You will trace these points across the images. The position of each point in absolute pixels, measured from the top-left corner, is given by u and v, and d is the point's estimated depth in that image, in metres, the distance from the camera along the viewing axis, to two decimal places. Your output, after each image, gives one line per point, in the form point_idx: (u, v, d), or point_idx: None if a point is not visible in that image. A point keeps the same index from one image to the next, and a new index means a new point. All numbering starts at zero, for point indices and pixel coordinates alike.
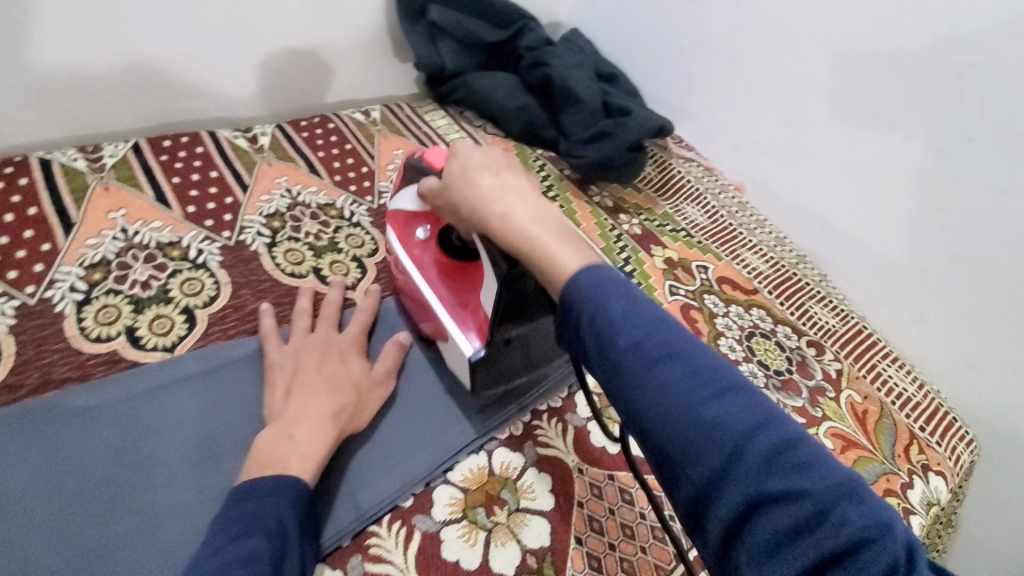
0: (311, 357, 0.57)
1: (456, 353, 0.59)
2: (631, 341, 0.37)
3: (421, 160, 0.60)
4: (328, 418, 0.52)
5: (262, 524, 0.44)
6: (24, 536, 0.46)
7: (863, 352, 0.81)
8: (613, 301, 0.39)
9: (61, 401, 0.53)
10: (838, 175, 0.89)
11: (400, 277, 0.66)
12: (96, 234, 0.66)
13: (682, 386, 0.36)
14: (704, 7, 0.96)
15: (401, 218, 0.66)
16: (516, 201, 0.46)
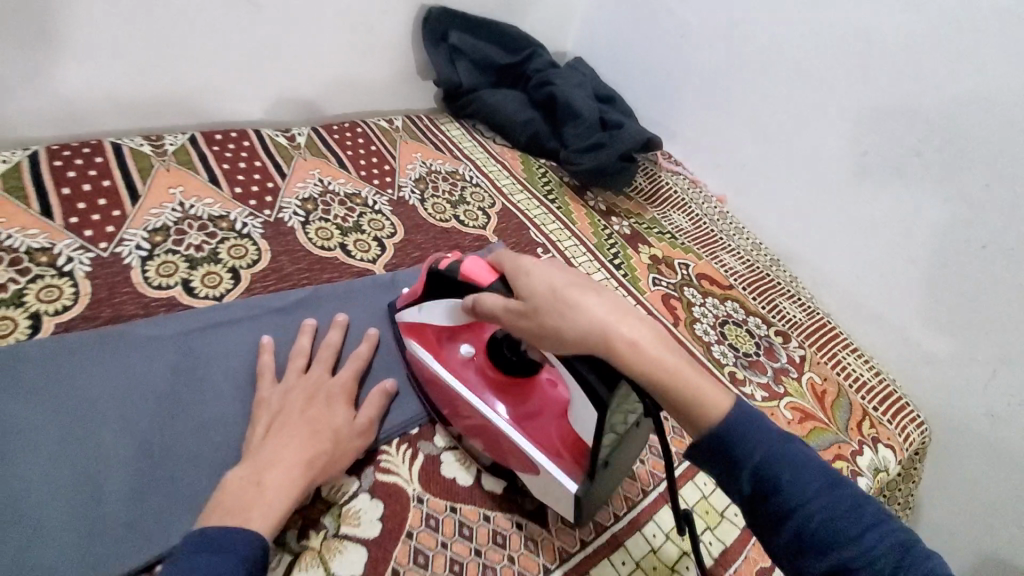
0: (297, 404, 0.56)
1: (553, 486, 0.56)
2: (804, 494, 0.44)
3: (460, 274, 0.58)
4: (299, 465, 0.51)
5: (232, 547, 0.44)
6: (95, 438, 0.55)
7: (825, 343, 0.91)
8: (781, 455, 0.45)
9: (128, 332, 0.62)
10: (808, 189, 1.00)
11: (452, 406, 0.62)
12: (158, 205, 0.77)
13: (859, 536, 0.42)
14: (692, 42, 1.09)
15: (433, 334, 0.64)
16: (634, 321, 0.49)
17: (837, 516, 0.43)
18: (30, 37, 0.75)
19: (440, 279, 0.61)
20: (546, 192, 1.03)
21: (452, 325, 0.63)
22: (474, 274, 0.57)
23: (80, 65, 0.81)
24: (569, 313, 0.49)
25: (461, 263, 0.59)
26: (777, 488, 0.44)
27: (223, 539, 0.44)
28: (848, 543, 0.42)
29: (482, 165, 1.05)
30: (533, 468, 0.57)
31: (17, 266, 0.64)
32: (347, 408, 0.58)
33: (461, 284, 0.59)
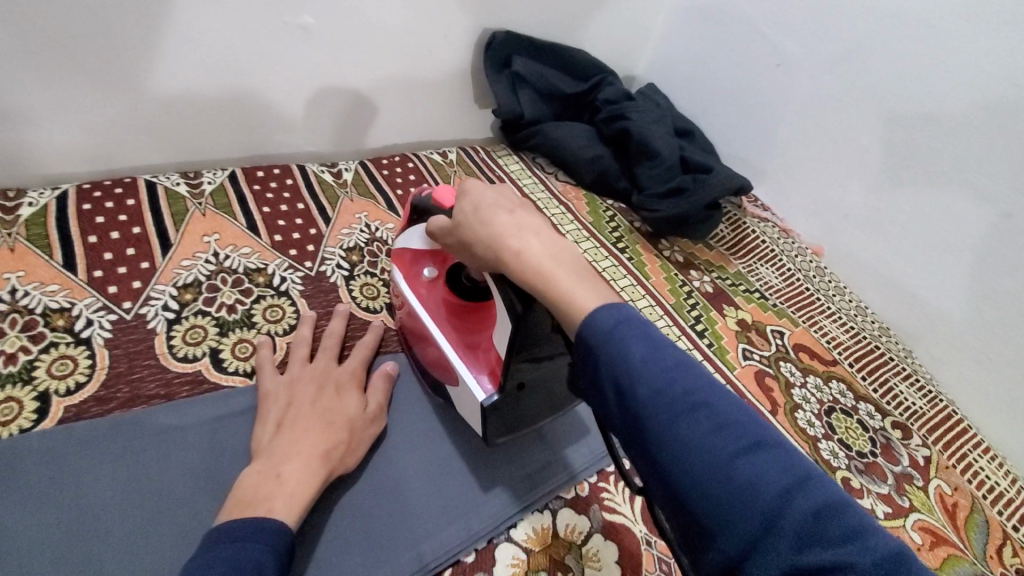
0: (308, 388, 0.56)
1: (468, 398, 0.56)
2: (653, 387, 0.36)
3: (430, 200, 0.59)
4: (317, 458, 0.50)
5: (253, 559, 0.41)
6: (99, 559, 0.46)
7: (954, 440, 0.76)
8: (639, 351, 0.37)
9: (151, 418, 0.54)
10: (926, 249, 0.86)
11: (407, 318, 0.63)
12: (190, 256, 0.69)
13: (711, 440, 0.34)
14: (790, 71, 0.96)
15: (407, 254, 0.65)
16: (531, 236, 0.44)
17: (690, 420, 0.35)
18: (66, 67, 0.68)
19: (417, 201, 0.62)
20: (615, 240, 0.92)
21: (425, 249, 0.63)
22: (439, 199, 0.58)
23: (117, 97, 0.74)
24: (474, 224, 0.46)
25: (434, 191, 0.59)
26: (630, 388, 0.36)
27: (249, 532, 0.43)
28: (701, 449, 0.34)
29: (544, 206, 0.94)
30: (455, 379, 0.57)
31: (30, 332, 0.57)
32: (359, 391, 0.58)
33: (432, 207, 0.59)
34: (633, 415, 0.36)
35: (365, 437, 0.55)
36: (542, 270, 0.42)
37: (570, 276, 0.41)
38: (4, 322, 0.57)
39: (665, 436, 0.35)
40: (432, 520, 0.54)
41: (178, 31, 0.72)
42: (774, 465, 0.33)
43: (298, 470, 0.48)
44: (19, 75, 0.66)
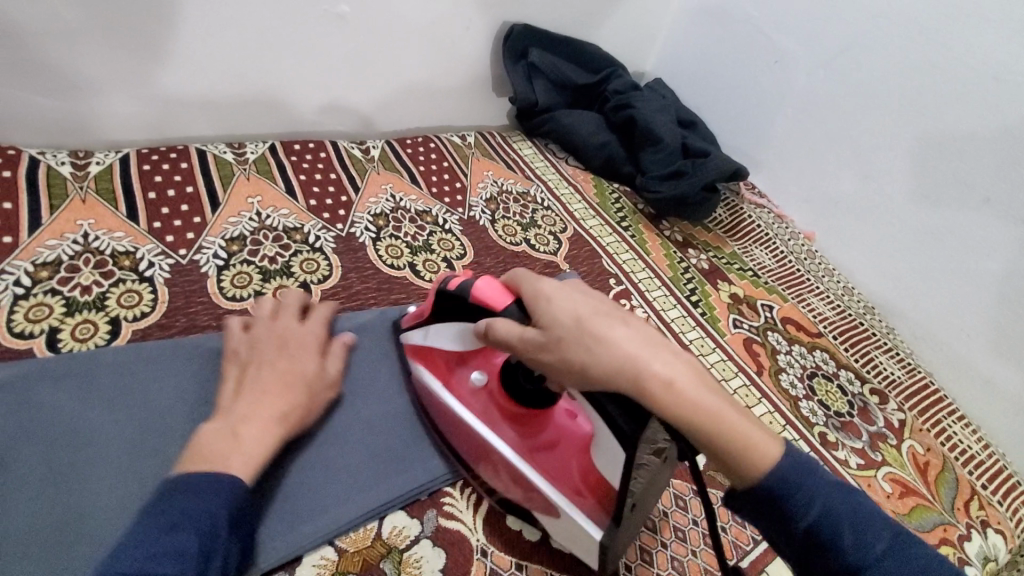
0: (269, 349, 0.57)
1: (573, 527, 0.52)
2: (841, 533, 0.41)
3: (474, 299, 0.53)
4: (276, 417, 0.51)
5: (196, 522, 0.42)
6: (166, 455, 0.54)
7: (927, 407, 0.83)
8: (814, 493, 0.42)
9: (205, 344, 0.62)
10: (910, 234, 0.92)
11: (462, 439, 0.58)
12: (236, 213, 0.77)
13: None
14: (788, 68, 1.03)
15: (442, 359, 0.61)
16: (662, 355, 0.45)
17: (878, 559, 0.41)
18: (133, 42, 0.77)
19: (449, 301, 0.57)
20: (619, 219, 0.99)
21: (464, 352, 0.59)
22: (488, 298, 0.52)
23: (174, 71, 0.82)
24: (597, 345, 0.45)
25: (472, 285, 0.54)
26: (806, 509, 0.42)
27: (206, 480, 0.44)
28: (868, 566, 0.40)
29: (555, 187, 1.02)
30: (550, 507, 0.53)
31: (102, 269, 0.66)
32: (318, 355, 0.59)
33: (476, 308, 0.54)
34: (808, 537, 0.42)
35: (323, 391, 0.57)
36: (684, 396, 0.43)
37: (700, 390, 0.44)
38: (79, 260, 0.66)
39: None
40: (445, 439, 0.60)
41: (232, 14, 0.81)
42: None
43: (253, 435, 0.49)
44: (97, 49, 0.75)
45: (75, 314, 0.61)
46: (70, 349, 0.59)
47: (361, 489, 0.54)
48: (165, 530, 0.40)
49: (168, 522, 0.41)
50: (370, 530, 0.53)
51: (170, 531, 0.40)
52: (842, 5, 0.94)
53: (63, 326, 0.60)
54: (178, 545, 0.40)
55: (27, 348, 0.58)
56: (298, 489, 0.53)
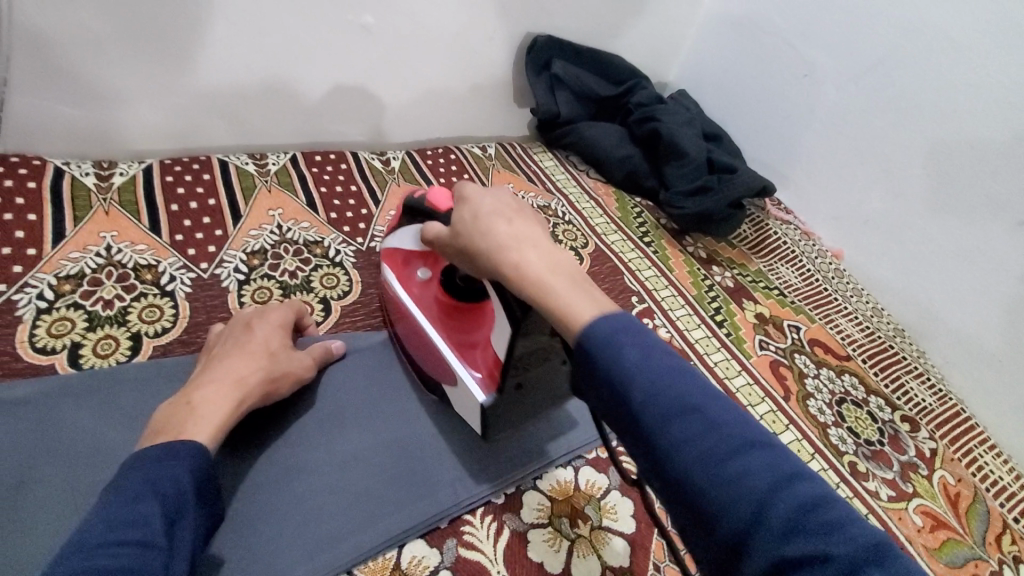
0: (234, 331, 0.59)
1: (466, 396, 0.57)
2: (643, 390, 0.36)
3: (424, 201, 0.58)
4: (232, 380, 0.53)
5: (158, 490, 0.43)
6: None
7: (959, 435, 0.80)
8: (626, 350, 0.38)
9: None
10: (942, 253, 0.90)
11: (401, 321, 0.64)
12: (257, 226, 0.76)
13: (700, 441, 0.35)
14: (817, 81, 1.00)
15: (399, 255, 0.66)
16: (529, 248, 0.44)
17: (682, 424, 0.35)
18: (156, 52, 0.77)
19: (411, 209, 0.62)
20: (641, 234, 0.97)
21: (416, 249, 0.64)
22: (435, 202, 0.57)
23: (196, 81, 0.82)
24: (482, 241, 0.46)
25: (427, 193, 0.59)
26: (623, 386, 0.37)
27: (164, 450, 0.45)
28: (691, 454, 0.35)
29: (576, 201, 1.00)
30: (452, 378, 0.58)
31: (124, 283, 0.65)
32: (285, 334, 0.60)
33: (426, 210, 0.58)
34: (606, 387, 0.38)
35: (290, 368, 0.58)
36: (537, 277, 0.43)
37: (568, 286, 0.42)
38: (102, 273, 0.66)
39: (657, 439, 0.36)
40: (464, 465, 0.59)
41: (255, 24, 0.81)
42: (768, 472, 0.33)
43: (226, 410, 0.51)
44: (122, 59, 0.76)
45: (96, 329, 0.61)
46: (91, 364, 0.59)
47: (381, 515, 0.54)
48: (126, 502, 0.41)
49: (134, 490, 0.42)
50: (388, 559, 0.52)
51: (132, 503, 0.42)
52: (875, 15, 0.92)
53: (84, 341, 0.60)
54: (138, 513, 0.41)
55: (49, 364, 0.58)
56: (319, 517, 0.53)
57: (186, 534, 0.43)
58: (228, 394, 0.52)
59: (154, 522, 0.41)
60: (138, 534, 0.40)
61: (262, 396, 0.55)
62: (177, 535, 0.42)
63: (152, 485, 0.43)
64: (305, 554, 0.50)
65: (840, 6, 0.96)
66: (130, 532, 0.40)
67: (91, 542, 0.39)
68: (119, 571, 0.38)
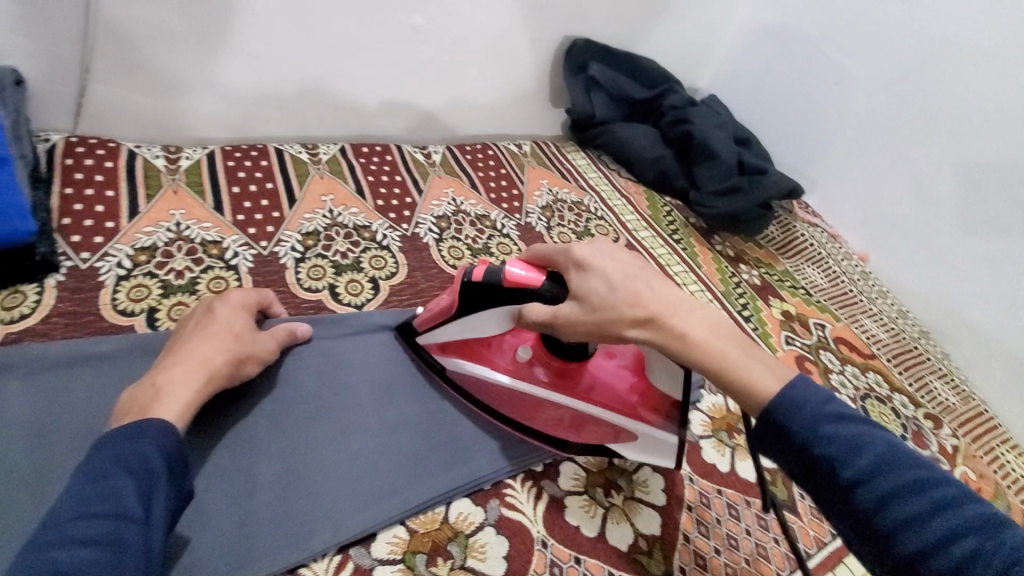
0: (195, 314, 0.58)
1: (652, 444, 0.60)
2: (860, 469, 0.40)
3: (508, 283, 0.56)
4: (197, 361, 0.53)
5: (126, 465, 0.43)
6: (252, 430, 0.56)
7: (982, 434, 0.83)
8: (829, 430, 0.41)
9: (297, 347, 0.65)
10: (969, 258, 0.92)
11: (519, 405, 0.63)
12: (311, 210, 0.81)
13: (929, 517, 0.38)
14: (848, 88, 1.03)
15: (476, 344, 0.64)
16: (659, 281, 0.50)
17: (904, 501, 0.39)
18: (223, 44, 0.83)
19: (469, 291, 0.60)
20: (671, 232, 1.00)
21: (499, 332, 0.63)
22: (521, 280, 0.55)
23: (257, 73, 0.88)
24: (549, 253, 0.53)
25: (504, 274, 0.57)
26: (838, 466, 0.40)
27: (130, 429, 0.45)
28: (919, 530, 0.38)
29: (608, 198, 1.04)
30: (630, 435, 0.61)
31: (193, 256, 0.71)
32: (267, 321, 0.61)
33: (505, 290, 0.57)
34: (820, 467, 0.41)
35: (254, 351, 0.58)
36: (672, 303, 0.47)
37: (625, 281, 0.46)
38: (173, 247, 0.71)
39: (880, 516, 0.39)
40: (503, 435, 0.63)
41: (316, 23, 0.86)
42: (996, 542, 0.36)
43: (204, 385, 0.52)
44: (190, 50, 0.81)
45: (170, 296, 0.66)
46: (166, 327, 0.64)
47: (432, 475, 0.58)
48: (94, 478, 0.42)
49: (102, 467, 0.42)
50: (437, 514, 0.55)
51: (103, 479, 0.42)
52: (906, 26, 0.94)
53: (160, 306, 0.65)
54: (110, 487, 0.41)
55: (130, 325, 0.63)
56: (376, 473, 0.57)
57: (161, 507, 0.43)
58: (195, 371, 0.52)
59: (124, 498, 0.41)
60: (109, 507, 0.41)
61: (228, 375, 0.55)
62: (151, 508, 0.43)
63: (120, 461, 0.43)
64: (365, 505, 0.54)
65: (872, 16, 0.98)
66: (101, 506, 0.40)
67: (62, 517, 0.39)
68: (91, 543, 0.39)
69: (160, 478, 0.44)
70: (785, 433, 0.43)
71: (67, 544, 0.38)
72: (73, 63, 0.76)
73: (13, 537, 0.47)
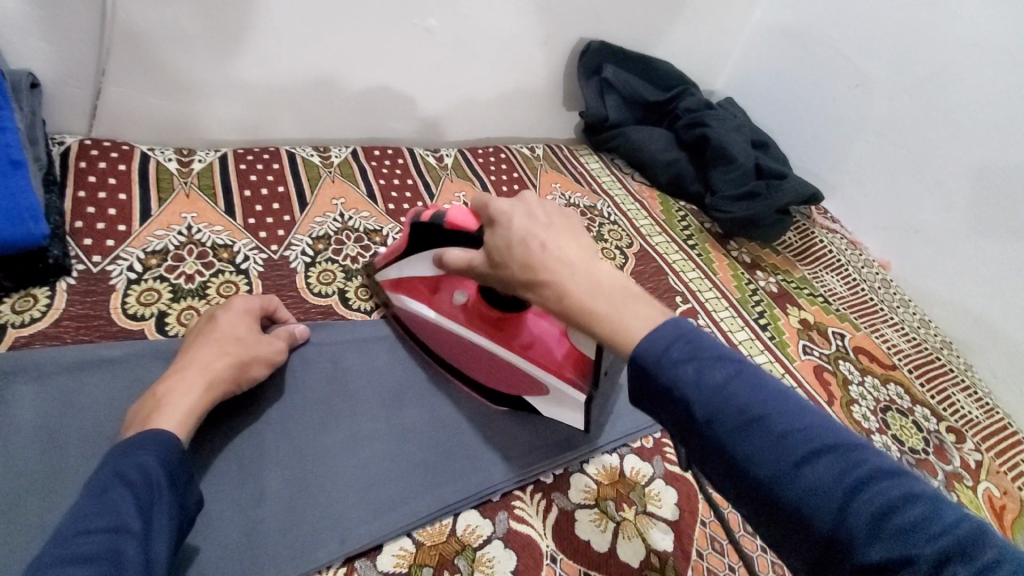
0: (200, 322, 0.59)
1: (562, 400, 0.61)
2: (710, 406, 0.37)
3: (446, 224, 0.56)
4: (199, 367, 0.53)
5: (125, 478, 0.43)
6: (260, 437, 0.56)
7: (1006, 450, 0.80)
8: (681, 367, 0.38)
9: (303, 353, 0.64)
10: (996, 267, 0.89)
11: (455, 349, 0.64)
12: (322, 214, 0.81)
13: (773, 450, 0.35)
14: (870, 91, 1.00)
15: (422, 285, 0.65)
16: None
17: (752, 435, 0.35)
18: (235, 48, 0.82)
19: (420, 229, 0.60)
20: (686, 237, 0.98)
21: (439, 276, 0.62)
22: (455, 221, 0.56)
23: (269, 76, 0.88)
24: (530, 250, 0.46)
25: (444, 215, 0.57)
26: (689, 405, 0.37)
27: (130, 444, 0.45)
28: (765, 462, 0.35)
29: (622, 202, 1.02)
30: (541, 389, 0.61)
31: (203, 260, 0.70)
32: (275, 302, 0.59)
33: (445, 232, 0.57)
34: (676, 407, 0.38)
35: (261, 353, 0.58)
36: None
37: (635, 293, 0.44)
38: (184, 250, 0.71)
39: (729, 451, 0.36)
40: (513, 444, 0.62)
41: (327, 26, 0.86)
42: (839, 468, 0.34)
43: (204, 393, 0.52)
44: (201, 52, 0.81)
45: (180, 301, 0.66)
46: (175, 331, 0.64)
47: (439, 486, 0.57)
48: (95, 493, 0.42)
49: (102, 482, 0.42)
50: (444, 525, 0.54)
51: (101, 494, 0.42)
52: (932, 26, 0.91)
53: (169, 311, 0.65)
54: (109, 501, 0.41)
55: (139, 329, 0.63)
56: (383, 483, 0.56)
57: (163, 521, 0.43)
58: (202, 380, 0.52)
59: (122, 513, 0.41)
60: (106, 522, 0.40)
61: (234, 378, 0.55)
62: (152, 522, 0.42)
63: (117, 476, 0.43)
64: (371, 516, 0.53)
65: (895, 17, 0.96)
66: (98, 522, 0.40)
67: (64, 533, 0.39)
68: (85, 560, 0.38)
69: (161, 492, 0.44)
70: (647, 375, 0.40)
71: (65, 561, 0.38)
72: (88, 67, 0.76)
73: (22, 544, 0.47)
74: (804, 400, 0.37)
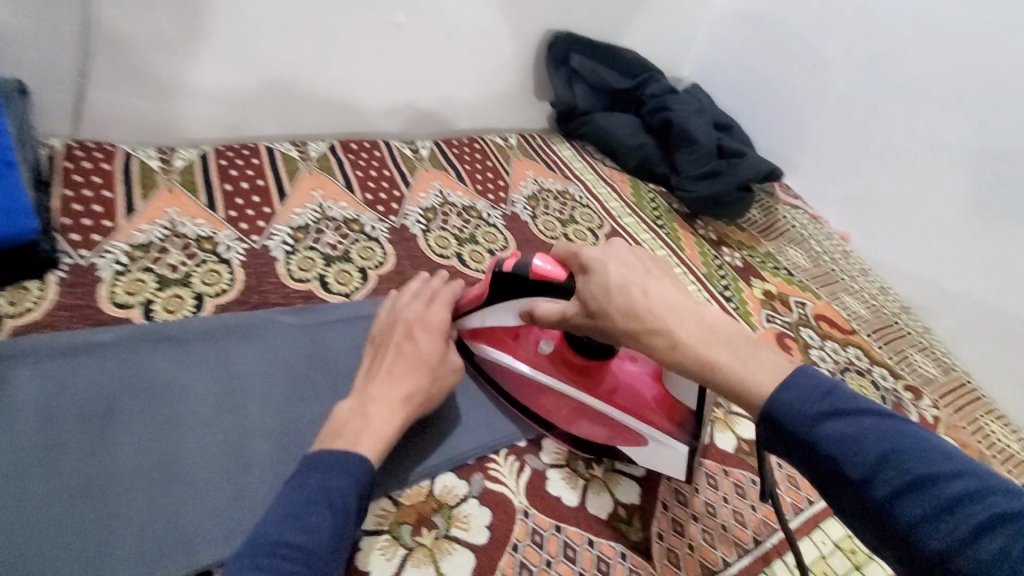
0: (397, 335, 0.59)
1: (658, 450, 0.60)
2: (864, 469, 0.41)
3: (535, 280, 0.58)
4: (400, 398, 0.54)
5: (327, 497, 0.45)
6: (246, 410, 0.60)
7: (964, 405, 0.84)
8: (826, 427, 0.42)
9: (271, 325, 0.68)
10: (950, 234, 0.94)
11: (540, 396, 0.65)
12: (301, 205, 0.84)
13: (934, 509, 0.38)
14: (827, 71, 1.05)
15: (504, 333, 0.66)
16: None
17: (906, 494, 0.39)
18: (211, 47, 0.85)
19: (502, 286, 0.61)
20: (655, 217, 1.02)
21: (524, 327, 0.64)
22: (544, 272, 0.57)
23: (249, 74, 0.91)
24: (632, 292, 0.51)
25: (530, 269, 0.58)
26: (841, 466, 0.42)
27: (338, 459, 0.48)
28: (925, 521, 0.38)
29: (593, 187, 1.06)
30: (637, 438, 0.61)
31: (187, 251, 0.73)
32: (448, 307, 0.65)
33: (532, 285, 0.59)
34: (826, 467, 0.42)
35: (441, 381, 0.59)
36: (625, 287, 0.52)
37: None
38: (168, 243, 0.74)
39: (887, 510, 0.40)
40: (484, 413, 0.65)
41: (304, 22, 0.89)
42: (1009, 528, 0.36)
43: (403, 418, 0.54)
44: (181, 50, 0.83)
45: (165, 289, 0.69)
46: (162, 318, 0.67)
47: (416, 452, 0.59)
48: (304, 502, 0.45)
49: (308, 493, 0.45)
50: (422, 487, 0.57)
51: (307, 505, 0.44)
52: (882, 9, 0.96)
53: (155, 299, 0.68)
54: (311, 519, 0.44)
55: (127, 317, 0.66)
56: None
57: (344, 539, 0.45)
58: None
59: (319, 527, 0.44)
60: (304, 538, 0.43)
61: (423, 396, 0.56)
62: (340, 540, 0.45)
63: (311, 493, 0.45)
64: None
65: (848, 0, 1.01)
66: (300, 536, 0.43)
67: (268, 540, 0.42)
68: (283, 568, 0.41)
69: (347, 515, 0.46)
70: (788, 432, 0.44)
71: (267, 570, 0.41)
72: (70, 69, 0.78)
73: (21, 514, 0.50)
74: (948, 448, 0.41)
